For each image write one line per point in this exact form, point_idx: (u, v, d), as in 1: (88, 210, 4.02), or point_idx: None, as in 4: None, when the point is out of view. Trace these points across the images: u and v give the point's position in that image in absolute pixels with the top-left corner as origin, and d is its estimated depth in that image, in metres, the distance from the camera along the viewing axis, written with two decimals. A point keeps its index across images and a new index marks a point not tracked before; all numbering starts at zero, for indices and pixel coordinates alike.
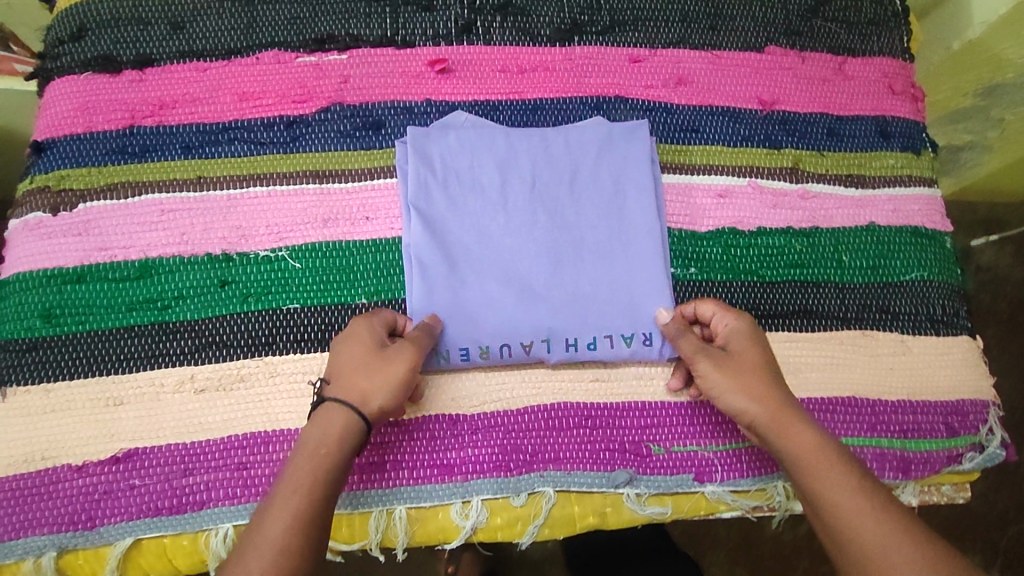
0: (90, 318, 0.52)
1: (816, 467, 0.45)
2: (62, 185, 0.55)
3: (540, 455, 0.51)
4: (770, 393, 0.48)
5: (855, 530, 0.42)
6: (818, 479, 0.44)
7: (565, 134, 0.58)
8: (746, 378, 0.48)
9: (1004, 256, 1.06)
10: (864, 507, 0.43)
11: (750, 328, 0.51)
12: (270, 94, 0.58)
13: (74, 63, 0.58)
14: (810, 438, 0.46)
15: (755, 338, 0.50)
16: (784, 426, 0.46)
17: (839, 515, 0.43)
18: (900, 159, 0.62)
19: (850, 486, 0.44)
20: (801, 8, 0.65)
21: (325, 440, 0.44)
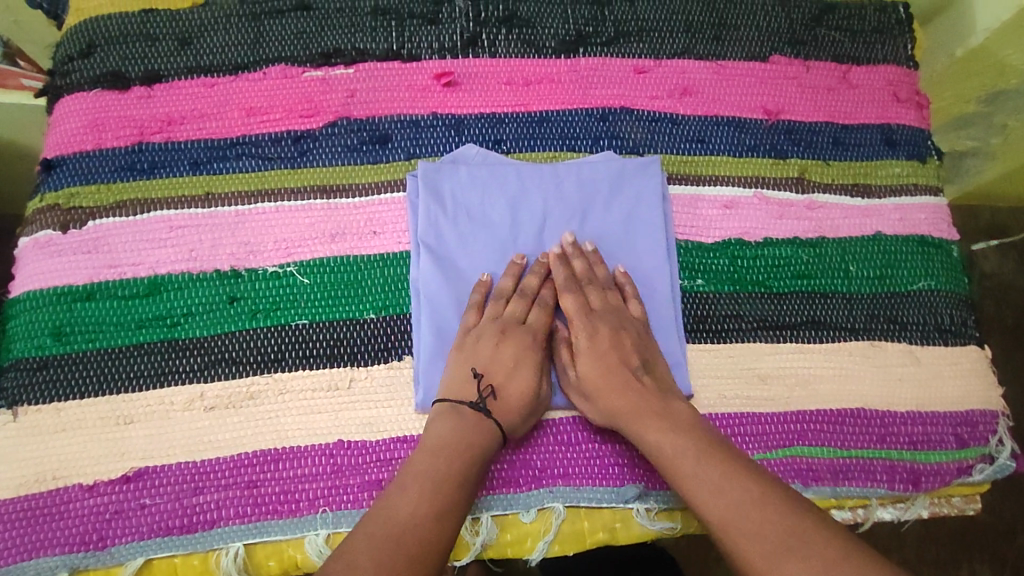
0: (100, 336, 0.52)
1: (673, 456, 0.47)
2: (72, 203, 0.55)
3: (549, 470, 0.52)
4: (623, 398, 0.50)
5: (705, 509, 0.44)
6: (671, 466, 0.46)
7: (579, 171, 0.58)
8: (596, 389, 0.51)
9: (1008, 262, 1.07)
10: (717, 484, 0.44)
11: (589, 331, 0.53)
12: (278, 109, 0.59)
13: (83, 79, 0.58)
14: (666, 431, 0.48)
15: (597, 343, 0.52)
16: (638, 426, 0.49)
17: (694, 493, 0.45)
18: (905, 167, 0.62)
19: (700, 466, 0.45)
20: (805, 17, 0.65)
21: (465, 469, 0.46)
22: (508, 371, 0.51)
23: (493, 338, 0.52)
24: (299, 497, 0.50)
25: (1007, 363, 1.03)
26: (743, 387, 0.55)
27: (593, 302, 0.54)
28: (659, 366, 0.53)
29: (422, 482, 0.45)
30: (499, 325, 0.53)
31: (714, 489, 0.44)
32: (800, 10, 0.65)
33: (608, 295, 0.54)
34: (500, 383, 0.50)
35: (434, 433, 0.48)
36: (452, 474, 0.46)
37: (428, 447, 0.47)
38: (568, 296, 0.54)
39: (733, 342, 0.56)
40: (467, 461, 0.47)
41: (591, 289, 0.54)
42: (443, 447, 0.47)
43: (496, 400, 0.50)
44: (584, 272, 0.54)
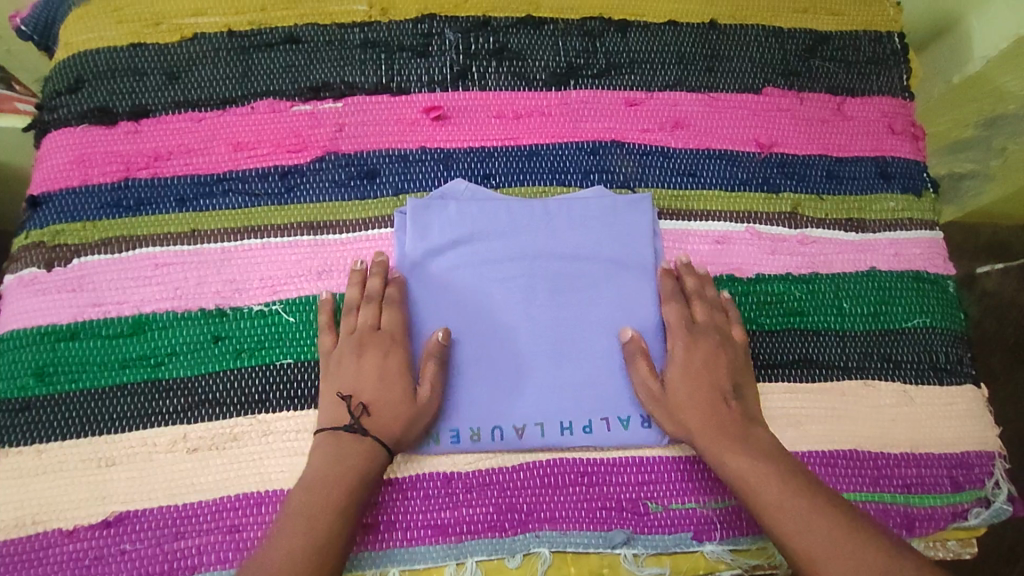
0: (83, 376, 0.52)
1: (758, 480, 0.48)
2: (57, 241, 0.55)
3: (535, 514, 0.51)
4: (707, 417, 0.51)
5: (787, 534, 0.45)
6: (753, 489, 0.47)
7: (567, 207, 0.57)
8: (680, 403, 0.52)
9: (1010, 280, 1.05)
10: (802, 515, 0.46)
11: (688, 345, 0.53)
12: (266, 144, 0.58)
13: (71, 115, 0.58)
14: (748, 457, 0.49)
15: (691, 361, 0.53)
16: (718, 445, 0.50)
17: (774, 518, 0.46)
18: (900, 202, 0.61)
19: (789, 495, 0.46)
20: (799, 48, 0.65)
21: (344, 494, 0.47)
22: (374, 384, 0.51)
23: (351, 354, 0.52)
24: None
25: (1010, 384, 1.02)
26: None
27: (697, 316, 0.54)
28: (755, 396, 0.53)
29: (292, 519, 0.46)
30: (354, 338, 0.52)
31: (800, 520, 0.45)
32: (794, 41, 0.65)
33: (711, 312, 0.55)
34: (370, 398, 0.50)
35: (310, 466, 0.48)
36: (326, 503, 0.46)
37: (303, 479, 0.48)
38: (671, 309, 0.55)
39: None
40: (347, 484, 0.47)
41: (693, 304, 0.55)
42: (321, 477, 0.47)
43: (370, 415, 0.50)
44: (694, 287, 0.55)
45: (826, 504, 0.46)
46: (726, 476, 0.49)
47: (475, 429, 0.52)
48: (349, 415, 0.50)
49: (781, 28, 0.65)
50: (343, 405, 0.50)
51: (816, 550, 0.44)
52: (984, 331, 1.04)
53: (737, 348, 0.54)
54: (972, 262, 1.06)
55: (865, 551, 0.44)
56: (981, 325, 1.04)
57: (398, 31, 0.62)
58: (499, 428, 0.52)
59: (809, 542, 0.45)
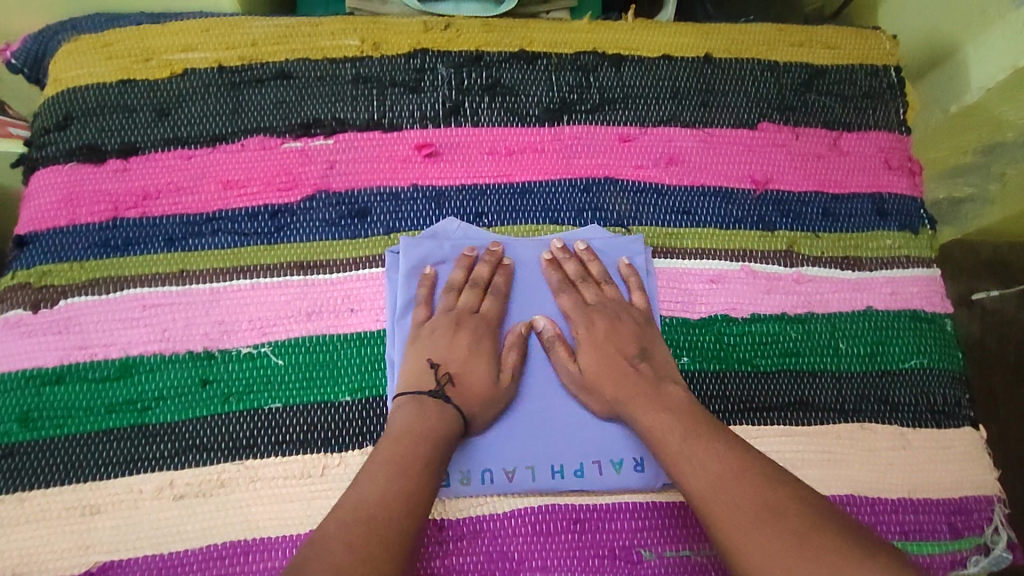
0: (68, 421, 0.51)
1: (661, 431, 0.48)
2: (43, 281, 0.54)
3: (527, 562, 0.50)
4: (620, 382, 0.52)
5: (689, 484, 0.44)
6: (660, 442, 0.47)
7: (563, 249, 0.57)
8: (593, 378, 0.52)
9: (1010, 300, 1.05)
10: (699, 460, 0.45)
11: (587, 325, 0.55)
12: (255, 182, 0.58)
13: (59, 152, 0.58)
14: (656, 410, 0.49)
15: (594, 334, 0.54)
16: (631, 406, 0.50)
17: (680, 470, 0.45)
18: (896, 239, 0.61)
19: (688, 443, 0.46)
20: (795, 82, 0.64)
21: (430, 450, 0.46)
22: (464, 359, 0.52)
23: (445, 330, 0.53)
24: None
25: (1011, 404, 1.01)
26: None
27: (590, 298, 0.56)
28: (664, 358, 0.54)
29: (385, 468, 0.45)
30: (452, 316, 0.54)
31: (698, 466, 0.44)
32: (789, 75, 0.64)
33: (602, 291, 0.56)
34: (457, 371, 0.52)
35: (395, 424, 0.48)
36: (419, 455, 0.46)
37: (389, 437, 0.47)
38: (563, 296, 0.56)
39: None
40: (433, 441, 0.47)
41: (584, 286, 0.56)
42: (413, 432, 0.47)
43: (455, 387, 0.51)
44: (577, 271, 0.57)
45: (728, 445, 0.45)
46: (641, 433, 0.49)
47: (466, 473, 0.51)
48: (434, 380, 0.51)
49: (776, 62, 0.65)
50: (430, 372, 0.51)
51: (713, 498, 0.43)
52: (985, 350, 1.03)
53: (637, 318, 0.55)
54: (972, 280, 1.06)
55: (765, 495, 0.42)
56: (982, 344, 1.03)
57: (390, 65, 0.61)
58: (489, 471, 0.52)
59: (708, 488, 0.43)
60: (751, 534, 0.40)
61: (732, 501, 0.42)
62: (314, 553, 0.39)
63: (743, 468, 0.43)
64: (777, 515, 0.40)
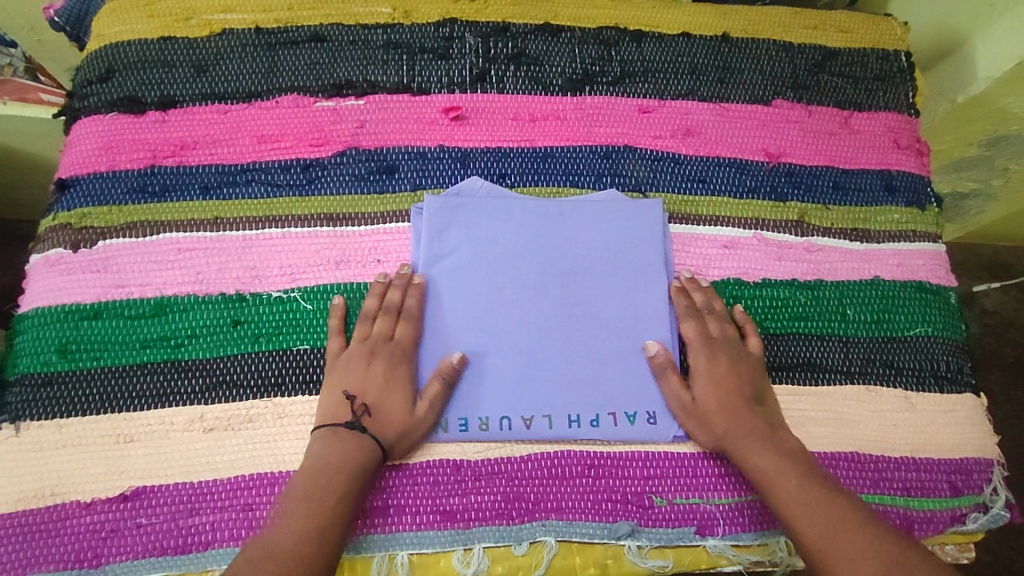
0: (104, 354, 0.53)
1: (778, 472, 0.49)
2: (83, 223, 0.56)
3: (542, 504, 0.52)
4: (735, 420, 0.52)
5: (801, 527, 0.47)
6: (771, 484, 0.49)
7: (688, 281, 0.57)
8: (709, 413, 0.53)
9: (1009, 300, 1.09)
10: (811, 508, 0.47)
11: (708, 357, 0.54)
12: (289, 137, 0.60)
13: (101, 103, 0.60)
14: (770, 453, 0.50)
15: (718, 370, 0.54)
16: (744, 447, 0.51)
17: (790, 511, 0.48)
18: (904, 214, 0.63)
19: (805, 494, 0.48)
20: (808, 63, 0.67)
21: (343, 486, 0.48)
22: (380, 390, 0.52)
23: (359, 357, 0.53)
24: None
25: (1010, 402, 1.04)
26: None
27: (713, 330, 0.56)
28: (773, 403, 0.54)
29: (297, 505, 0.47)
30: (367, 344, 0.53)
31: (814, 516, 0.47)
32: (803, 56, 0.67)
33: (725, 326, 0.56)
34: (374, 402, 0.51)
35: (311, 456, 0.49)
36: (329, 493, 0.47)
37: (306, 470, 0.49)
38: (688, 325, 0.56)
39: None
40: (347, 474, 0.48)
41: (710, 317, 0.56)
42: (331, 466, 0.48)
43: (371, 418, 0.51)
44: (704, 303, 0.56)
45: (838, 498, 0.48)
46: (746, 472, 0.51)
47: (484, 419, 0.53)
48: (350, 411, 0.51)
49: (791, 43, 0.67)
50: (347, 405, 0.51)
51: (830, 544, 0.46)
52: (983, 349, 1.06)
53: (752, 355, 0.55)
54: (971, 281, 1.10)
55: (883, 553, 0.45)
56: (980, 343, 1.06)
57: (420, 33, 0.64)
58: (508, 418, 0.53)
59: (825, 534, 0.46)
60: None
61: (849, 548, 0.45)
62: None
63: (848, 518, 0.47)
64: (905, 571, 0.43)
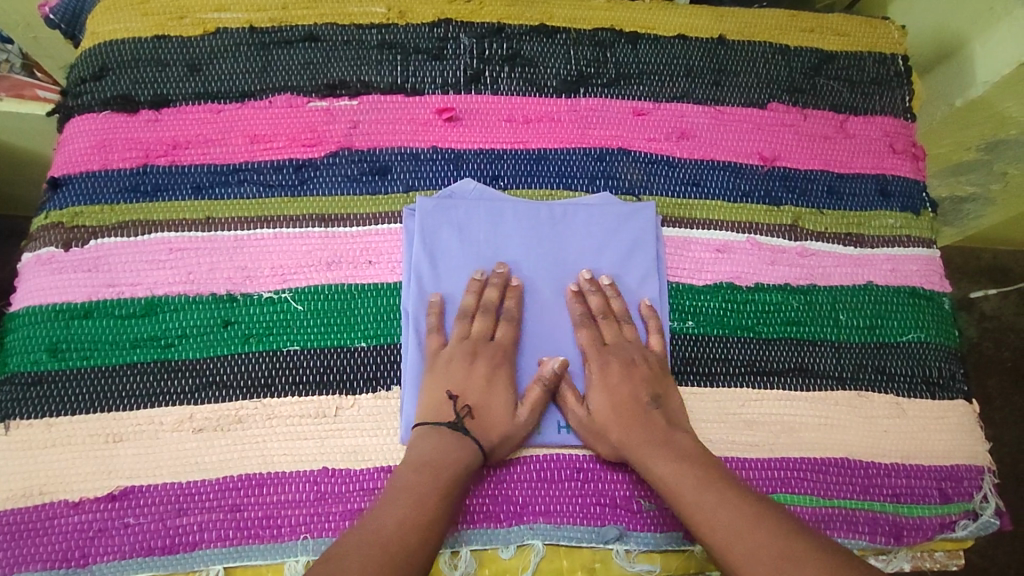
0: (95, 353, 0.53)
1: (676, 481, 0.48)
2: (75, 222, 0.56)
3: (530, 507, 0.52)
4: (628, 429, 0.52)
5: (705, 532, 0.46)
6: (673, 493, 0.48)
7: (587, 283, 0.57)
8: (605, 424, 0.52)
9: (1009, 304, 1.08)
10: (713, 512, 0.46)
11: (600, 365, 0.54)
12: (281, 137, 0.60)
13: (94, 101, 0.60)
14: (668, 458, 0.50)
15: (612, 379, 0.54)
16: (641, 453, 0.50)
17: (696, 520, 0.46)
18: (899, 219, 0.63)
19: (701, 495, 0.47)
20: (804, 66, 0.66)
21: (450, 483, 0.48)
22: (482, 391, 0.52)
23: (462, 357, 0.53)
24: (281, 522, 0.50)
25: (1007, 407, 1.04)
26: (728, 431, 0.55)
27: (607, 337, 0.55)
28: (678, 404, 0.54)
29: (403, 494, 0.46)
30: (468, 344, 0.54)
31: (713, 519, 0.46)
32: (799, 59, 0.66)
33: (621, 330, 0.56)
34: (477, 405, 0.52)
35: (417, 450, 0.49)
36: (434, 487, 0.47)
37: (412, 464, 0.49)
38: (582, 333, 0.55)
39: (719, 387, 0.56)
40: (453, 471, 0.48)
41: (603, 325, 0.56)
42: (436, 463, 0.48)
43: (473, 421, 0.51)
44: (600, 306, 0.56)
45: (738, 495, 0.47)
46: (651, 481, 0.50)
47: None
48: (454, 413, 0.51)
49: (787, 46, 0.67)
50: (450, 405, 0.52)
51: (732, 547, 0.44)
52: (982, 353, 1.06)
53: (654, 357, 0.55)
54: (970, 285, 1.10)
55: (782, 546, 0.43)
56: (979, 347, 1.06)
57: (415, 33, 0.64)
58: None
59: (727, 535, 0.45)
60: None
61: (747, 548, 0.43)
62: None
63: (754, 515, 0.45)
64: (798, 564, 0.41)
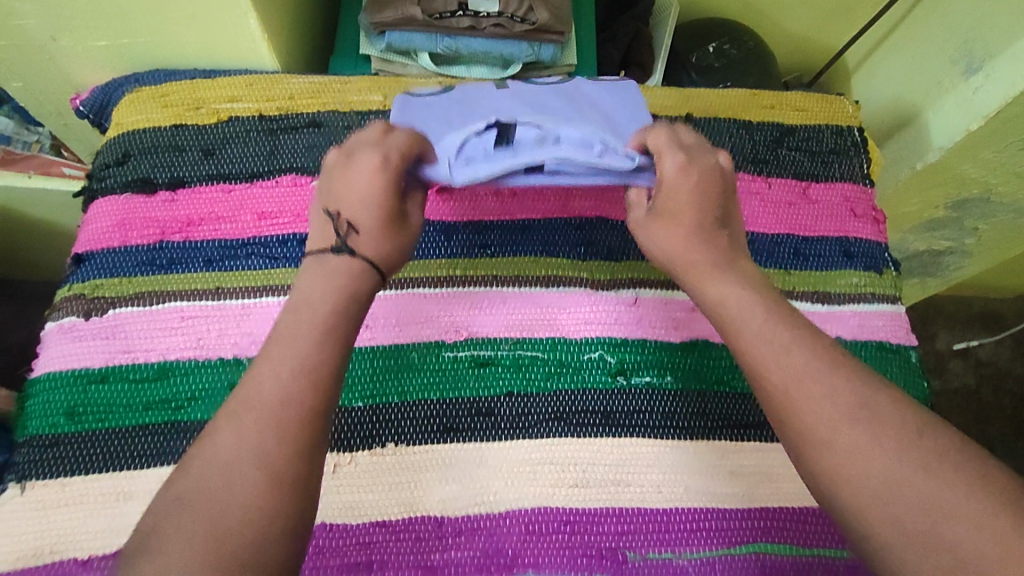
0: (109, 416, 0.57)
1: (739, 309, 0.50)
2: (96, 293, 0.61)
3: (520, 559, 0.54)
4: (690, 235, 0.53)
5: (770, 370, 0.46)
6: (733, 317, 0.50)
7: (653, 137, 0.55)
8: (670, 209, 0.53)
9: (1003, 349, 1.12)
10: (781, 351, 0.47)
11: (680, 165, 0.53)
12: (287, 213, 0.65)
13: (116, 184, 0.66)
14: (731, 284, 0.51)
15: (688, 176, 0.53)
16: (702, 276, 0.52)
17: (755, 350, 0.48)
18: (863, 278, 0.67)
19: (768, 327, 0.48)
20: (767, 139, 0.72)
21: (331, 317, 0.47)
22: (358, 202, 0.50)
23: (346, 173, 0.51)
24: None
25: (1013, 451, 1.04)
26: (707, 480, 0.58)
27: (685, 141, 0.55)
28: (739, 235, 0.55)
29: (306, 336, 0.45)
30: (343, 155, 0.53)
31: (777, 355, 0.47)
32: (762, 133, 0.72)
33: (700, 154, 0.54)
34: (354, 218, 0.50)
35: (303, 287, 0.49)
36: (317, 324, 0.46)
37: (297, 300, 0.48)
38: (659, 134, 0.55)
39: (698, 442, 0.59)
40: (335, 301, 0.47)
41: (684, 136, 0.55)
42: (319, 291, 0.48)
43: (353, 234, 0.50)
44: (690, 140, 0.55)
45: (809, 340, 0.47)
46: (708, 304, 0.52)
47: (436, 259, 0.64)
48: (334, 230, 0.50)
49: (750, 121, 0.73)
50: (331, 224, 0.51)
51: (796, 384, 0.45)
52: (981, 399, 1.08)
53: (725, 176, 0.55)
54: (965, 332, 1.14)
55: (858, 395, 0.44)
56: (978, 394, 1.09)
57: None
58: (486, 474, 0.57)
59: (795, 377, 0.45)
60: (840, 428, 0.43)
61: (817, 392, 0.44)
62: (251, 475, 0.40)
63: (826, 365, 0.46)
64: (870, 416, 0.43)
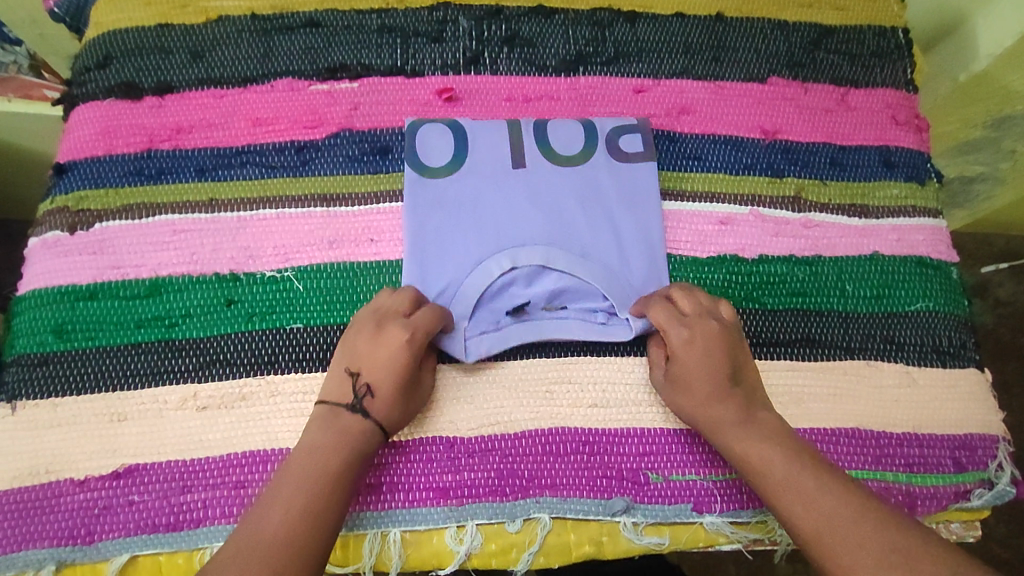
0: (99, 334, 0.53)
1: (761, 464, 0.47)
2: (81, 205, 0.57)
3: (536, 480, 0.52)
4: (704, 394, 0.50)
5: (794, 517, 0.44)
6: (760, 475, 0.47)
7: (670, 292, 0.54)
8: (688, 381, 0.50)
9: None
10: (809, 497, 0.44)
11: (685, 339, 0.51)
12: (283, 120, 0.60)
13: (98, 89, 0.61)
14: (761, 441, 0.48)
15: (693, 346, 0.50)
16: (725, 435, 0.49)
17: (780, 492, 0.45)
18: (904, 189, 0.62)
19: (792, 471, 0.46)
20: (804, 41, 0.66)
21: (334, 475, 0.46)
22: (381, 361, 0.49)
23: (369, 335, 0.50)
24: None
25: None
26: None
27: (685, 309, 0.52)
28: (752, 375, 0.52)
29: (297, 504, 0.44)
30: (374, 318, 0.51)
31: (804, 501, 0.44)
32: (798, 34, 0.66)
33: (697, 298, 0.53)
34: (375, 381, 0.49)
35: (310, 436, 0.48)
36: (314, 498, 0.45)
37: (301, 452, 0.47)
38: (660, 310, 0.52)
39: None
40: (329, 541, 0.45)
41: (683, 300, 0.53)
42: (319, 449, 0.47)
43: (370, 400, 0.49)
44: (692, 308, 0.52)
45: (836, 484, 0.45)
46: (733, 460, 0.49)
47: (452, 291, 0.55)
48: (352, 392, 0.49)
49: (786, 21, 0.67)
50: (349, 381, 0.50)
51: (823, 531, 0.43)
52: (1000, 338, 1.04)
53: (727, 323, 0.52)
54: None
55: (885, 536, 0.42)
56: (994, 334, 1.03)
57: (414, 17, 0.64)
58: (500, 394, 0.53)
59: (817, 527, 0.43)
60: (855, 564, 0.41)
61: (844, 538, 0.42)
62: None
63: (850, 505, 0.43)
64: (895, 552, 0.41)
